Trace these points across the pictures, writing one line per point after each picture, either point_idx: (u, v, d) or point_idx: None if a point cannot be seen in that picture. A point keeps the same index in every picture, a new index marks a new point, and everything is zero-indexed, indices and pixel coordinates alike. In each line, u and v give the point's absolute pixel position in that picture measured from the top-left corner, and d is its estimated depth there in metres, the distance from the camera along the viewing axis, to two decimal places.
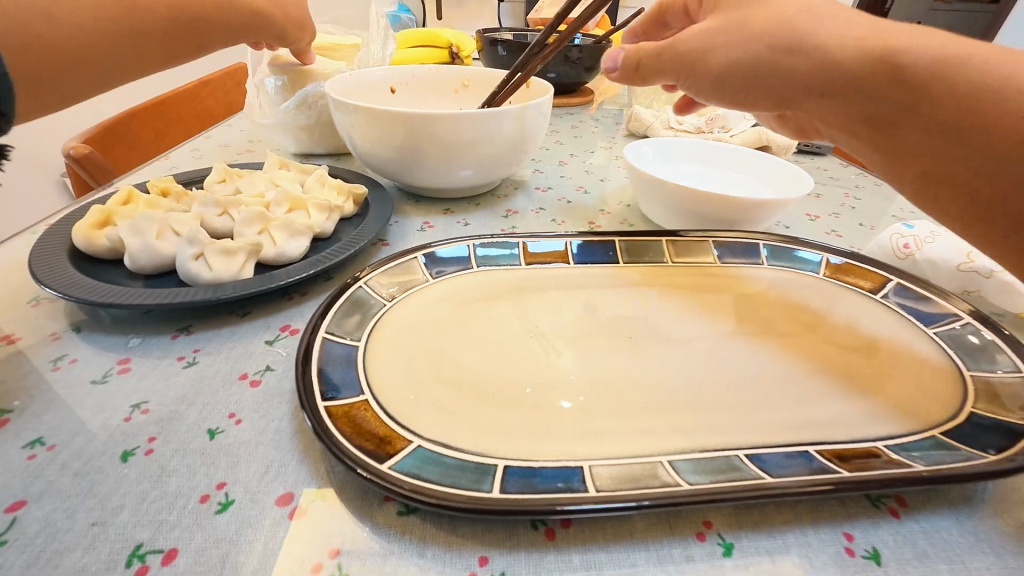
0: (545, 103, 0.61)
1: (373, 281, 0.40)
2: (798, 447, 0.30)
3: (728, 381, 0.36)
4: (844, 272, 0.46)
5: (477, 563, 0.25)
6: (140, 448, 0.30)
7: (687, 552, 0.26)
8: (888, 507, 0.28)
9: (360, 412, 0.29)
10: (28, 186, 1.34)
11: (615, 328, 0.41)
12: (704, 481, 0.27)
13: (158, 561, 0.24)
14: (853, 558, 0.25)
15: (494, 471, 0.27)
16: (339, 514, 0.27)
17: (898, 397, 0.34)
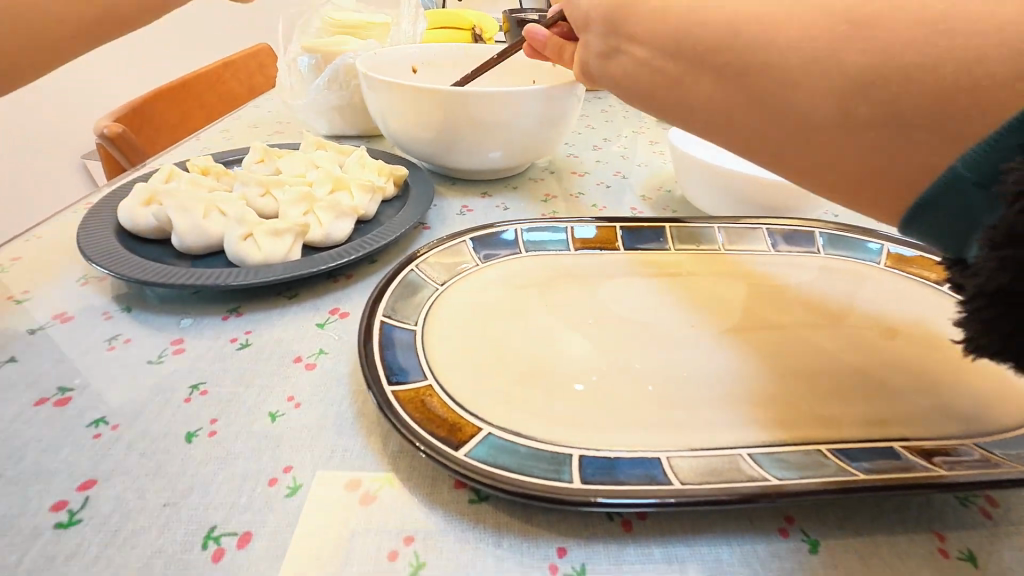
0: (583, 85, 0.60)
1: (424, 265, 0.39)
2: (880, 442, 0.29)
3: (796, 373, 0.34)
4: (908, 262, 0.44)
5: (556, 554, 0.24)
6: (203, 430, 0.29)
7: (772, 549, 0.25)
8: (979, 506, 0.27)
9: (427, 398, 0.28)
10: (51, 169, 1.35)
11: (671, 317, 0.40)
12: (790, 475, 0.26)
13: (234, 544, 0.24)
14: (948, 559, 0.24)
15: (570, 460, 0.26)
16: (409, 500, 0.26)
17: (978, 393, 0.32)
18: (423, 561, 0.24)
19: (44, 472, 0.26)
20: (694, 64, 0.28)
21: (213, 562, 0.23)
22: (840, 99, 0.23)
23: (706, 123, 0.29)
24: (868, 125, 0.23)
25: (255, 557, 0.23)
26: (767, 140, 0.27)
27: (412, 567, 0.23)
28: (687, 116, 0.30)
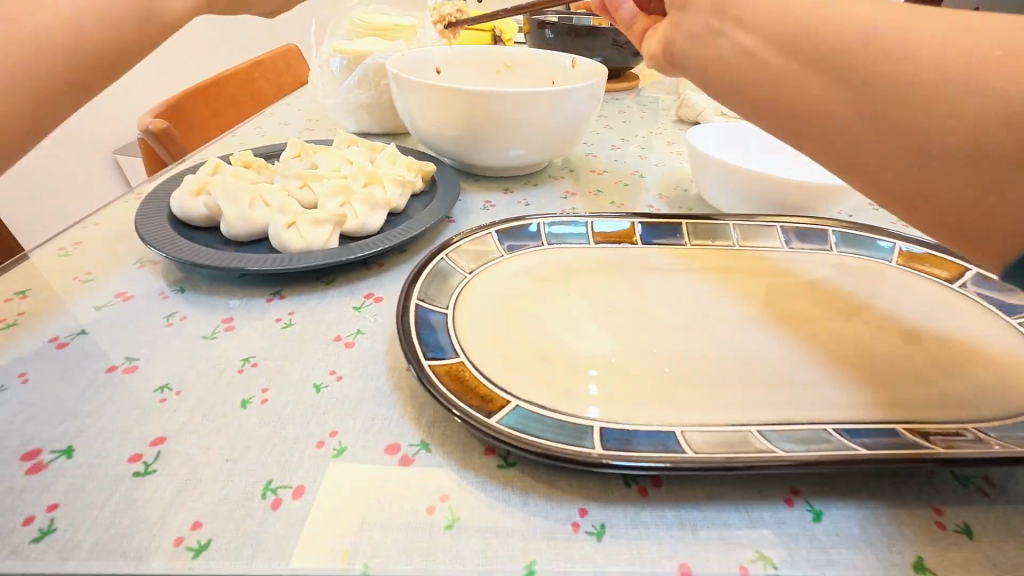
0: (600, 86, 0.62)
1: (453, 254, 0.42)
2: (883, 424, 0.30)
3: (805, 361, 0.36)
4: (919, 260, 0.46)
5: (577, 514, 0.26)
6: (256, 398, 0.32)
7: (778, 516, 0.27)
8: (979, 487, 0.28)
9: (460, 374, 0.31)
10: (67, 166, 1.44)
11: (686, 307, 0.42)
12: (796, 449, 0.28)
13: (289, 495, 0.27)
14: (945, 531, 0.26)
15: (591, 430, 0.28)
16: (444, 463, 0.29)
17: (982, 383, 0.34)
18: (457, 516, 0.26)
19: (120, 429, 0.29)
20: (815, 67, 0.28)
21: (272, 509, 0.26)
22: (971, 133, 0.23)
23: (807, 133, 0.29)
24: (989, 161, 0.23)
25: (309, 507, 0.26)
26: (857, 152, 0.27)
27: (448, 520, 0.26)
28: (781, 119, 0.30)
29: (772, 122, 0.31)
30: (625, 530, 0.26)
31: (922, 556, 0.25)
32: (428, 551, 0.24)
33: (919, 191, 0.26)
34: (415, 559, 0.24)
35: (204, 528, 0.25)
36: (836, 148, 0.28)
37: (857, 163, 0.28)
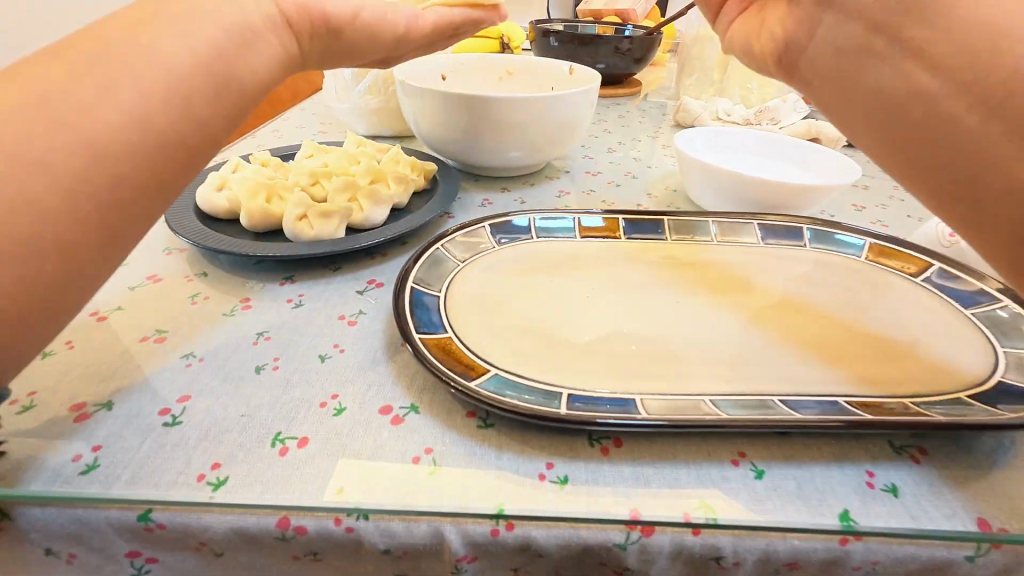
0: (593, 91, 0.66)
1: (448, 244, 0.46)
2: (827, 398, 0.33)
3: (766, 345, 0.39)
4: (886, 255, 0.48)
5: (544, 467, 0.30)
6: (269, 365, 0.36)
7: (723, 473, 0.30)
8: (911, 454, 0.31)
9: (448, 347, 0.35)
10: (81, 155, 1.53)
11: (662, 295, 0.45)
12: (741, 415, 0.31)
13: (295, 444, 0.31)
14: (873, 490, 0.29)
15: (560, 395, 0.32)
16: (430, 423, 0.33)
17: (929, 365, 0.37)
18: (439, 465, 0.30)
19: (152, 387, 0.34)
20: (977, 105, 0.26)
21: (280, 455, 0.30)
22: None
23: (925, 171, 0.29)
24: None
25: (312, 454, 0.30)
26: (966, 192, 0.28)
27: (430, 468, 0.30)
28: (905, 145, 0.29)
29: (891, 150, 0.30)
30: (586, 481, 0.29)
31: (848, 509, 0.28)
32: (412, 492, 0.28)
33: (997, 229, 0.27)
34: (401, 498, 0.28)
35: (222, 468, 0.29)
36: (951, 193, 0.28)
37: (892, 141, 0.30)
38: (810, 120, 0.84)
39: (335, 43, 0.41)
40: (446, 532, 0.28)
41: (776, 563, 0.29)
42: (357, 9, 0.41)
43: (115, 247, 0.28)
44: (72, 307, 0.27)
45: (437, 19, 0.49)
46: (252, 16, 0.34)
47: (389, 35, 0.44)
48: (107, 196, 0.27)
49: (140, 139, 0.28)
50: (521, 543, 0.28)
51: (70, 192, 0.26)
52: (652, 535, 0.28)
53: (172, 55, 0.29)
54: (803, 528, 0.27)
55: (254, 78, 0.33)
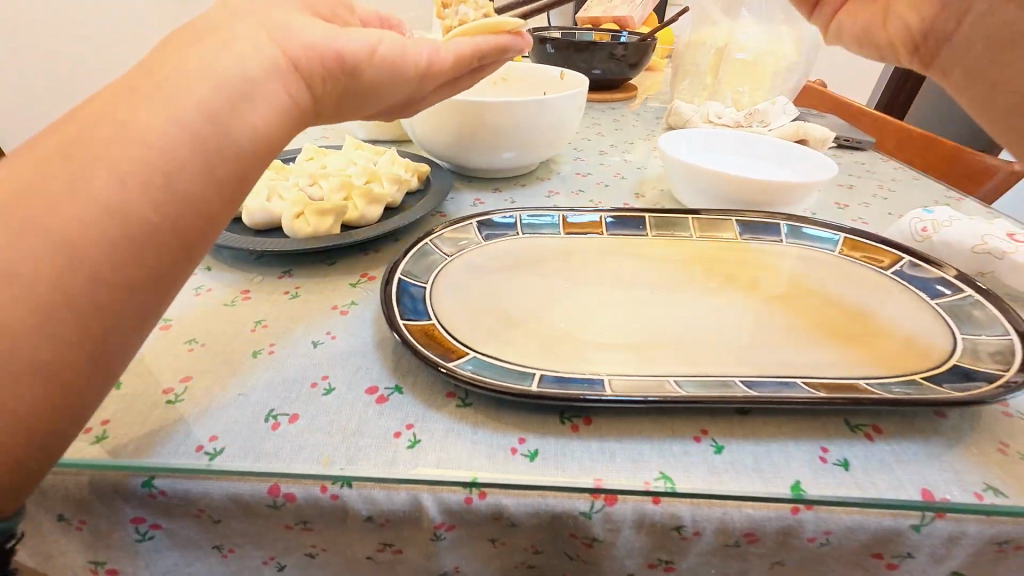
0: (581, 95, 0.68)
1: (436, 239, 0.48)
2: (787, 379, 0.35)
3: (736, 334, 0.41)
4: (859, 249, 0.50)
5: (517, 441, 0.32)
6: (265, 350, 0.39)
7: (685, 448, 0.32)
8: (865, 432, 0.33)
9: (430, 332, 0.37)
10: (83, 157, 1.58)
11: (641, 287, 0.47)
12: (701, 393, 0.33)
13: (286, 420, 0.33)
14: (825, 464, 0.31)
15: (533, 375, 0.35)
16: (412, 401, 0.35)
17: (888, 350, 0.38)
18: (418, 439, 0.32)
19: (156, 369, 0.37)
20: None
21: (272, 429, 0.32)
22: None
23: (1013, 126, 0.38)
24: None
25: (302, 429, 0.32)
26: None
27: (410, 442, 0.32)
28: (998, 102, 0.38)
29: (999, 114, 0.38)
30: (555, 454, 0.31)
31: (800, 480, 0.30)
32: (393, 462, 0.30)
33: None
34: (381, 468, 0.30)
35: (219, 439, 0.31)
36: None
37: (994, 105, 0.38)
38: (798, 122, 0.86)
39: (349, 84, 0.36)
40: (424, 500, 0.30)
41: (734, 534, 0.31)
42: (372, 47, 0.36)
43: (103, 357, 0.26)
44: (69, 421, 0.26)
45: (461, 48, 0.44)
46: (250, 67, 0.29)
47: (410, 71, 0.39)
48: (85, 305, 0.25)
49: (115, 234, 0.25)
50: (493, 511, 0.31)
51: (45, 307, 0.24)
52: (615, 504, 0.30)
53: (153, 132, 0.26)
54: (755, 495, 0.29)
55: (254, 140, 0.29)
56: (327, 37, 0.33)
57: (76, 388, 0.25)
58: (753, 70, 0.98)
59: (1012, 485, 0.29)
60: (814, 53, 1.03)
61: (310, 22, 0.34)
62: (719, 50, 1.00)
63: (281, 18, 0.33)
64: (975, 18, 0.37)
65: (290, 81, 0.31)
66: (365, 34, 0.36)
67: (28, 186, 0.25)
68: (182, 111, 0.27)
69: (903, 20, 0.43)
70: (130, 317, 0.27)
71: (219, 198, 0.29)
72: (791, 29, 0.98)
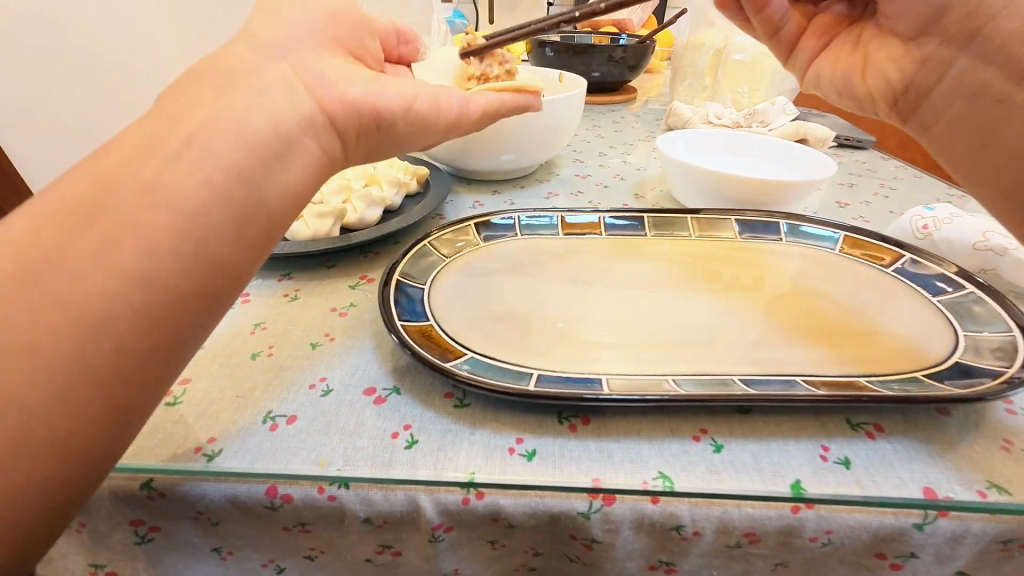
0: (580, 97, 0.68)
1: (435, 241, 0.48)
2: (787, 378, 0.35)
3: (736, 333, 0.41)
4: (859, 247, 0.50)
5: (514, 441, 0.32)
6: (264, 352, 0.39)
7: (684, 448, 0.32)
8: (866, 430, 0.33)
9: (428, 333, 0.37)
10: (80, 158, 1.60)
11: (640, 288, 0.47)
12: (699, 391, 0.33)
13: (284, 421, 0.33)
14: (826, 462, 0.31)
15: (531, 375, 0.35)
16: (410, 402, 0.35)
17: (889, 348, 0.38)
18: (416, 439, 0.32)
19: None
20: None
21: (270, 431, 0.32)
22: None
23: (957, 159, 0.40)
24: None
25: (299, 430, 0.32)
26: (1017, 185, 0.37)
27: (408, 443, 0.32)
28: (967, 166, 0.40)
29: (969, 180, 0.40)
30: (553, 454, 0.31)
31: (800, 479, 0.30)
32: (390, 463, 0.30)
33: None
34: (378, 468, 0.30)
35: (217, 441, 0.32)
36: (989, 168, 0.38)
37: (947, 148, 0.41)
38: (798, 122, 0.86)
39: (379, 140, 0.37)
40: (422, 501, 0.30)
41: (734, 534, 0.30)
42: (409, 102, 0.37)
43: (127, 419, 0.26)
44: (92, 479, 0.26)
45: (488, 101, 0.45)
46: (282, 121, 0.30)
47: (441, 123, 0.40)
48: (111, 370, 0.25)
49: (141, 299, 0.25)
50: (491, 511, 0.30)
51: (73, 373, 0.24)
52: (613, 504, 0.30)
53: (182, 194, 0.26)
54: (755, 494, 0.29)
55: (280, 197, 0.30)
56: (365, 93, 0.34)
57: (100, 452, 0.26)
58: (753, 71, 0.98)
59: (1016, 483, 0.29)
60: None
61: (346, 72, 0.34)
62: (718, 52, 1.01)
63: (313, 64, 0.33)
64: (950, 77, 0.40)
65: (320, 136, 0.32)
66: (403, 88, 0.37)
67: (58, 252, 0.25)
68: (211, 172, 0.27)
69: (881, 72, 0.46)
70: (157, 378, 0.27)
71: (246, 256, 0.29)
72: None
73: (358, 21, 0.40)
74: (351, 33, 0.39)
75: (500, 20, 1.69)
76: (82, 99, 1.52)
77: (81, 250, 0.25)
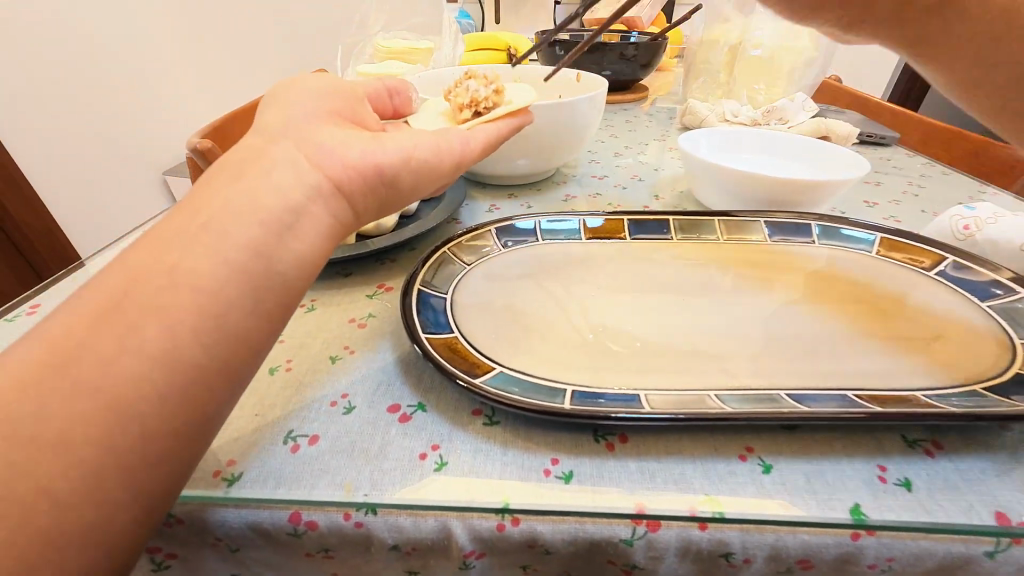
0: (599, 97, 0.66)
1: (455, 248, 0.47)
2: (836, 392, 0.33)
3: (774, 343, 0.39)
4: (898, 249, 0.48)
5: (550, 462, 0.30)
6: (282, 366, 0.38)
7: (730, 468, 0.30)
8: (924, 448, 0.31)
9: (454, 346, 0.36)
10: (81, 160, 1.40)
11: (669, 294, 0.45)
12: (746, 408, 0.31)
13: (306, 441, 0.31)
14: (885, 484, 0.29)
15: (564, 391, 0.33)
16: (437, 420, 0.33)
17: (940, 357, 0.36)
18: (446, 461, 0.30)
19: None
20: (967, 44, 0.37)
21: (292, 452, 0.31)
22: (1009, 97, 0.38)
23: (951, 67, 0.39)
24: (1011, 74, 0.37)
25: (322, 451, 0.31)
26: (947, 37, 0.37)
27: (437, 464, 0.30)
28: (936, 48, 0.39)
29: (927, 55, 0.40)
30: (591, 476, 0.29)
31: (860, 503, 0.28)
32: (419, 487, 0.29)
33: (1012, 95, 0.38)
34: (408, 493, 0.28)
35: (237, 463, 0.30)
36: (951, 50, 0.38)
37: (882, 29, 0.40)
38: (819, 118, 0.83)
39: (390, 191, 0.35)
40: (453, 527, 0.29)
41: (787, 561, 0.28)
42: (409, 154, 0.36)
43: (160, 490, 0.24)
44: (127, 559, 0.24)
45: (487, 135, 0.46)
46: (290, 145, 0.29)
47: (442, 165, 0.40)
48: (142, 452, 0.23)
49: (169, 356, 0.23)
50: (527, 538, 0.29)
51: (95, 460, 0.22)
52: (658, 531, 0.28)
53: (209, 264, 0.25)
54: (811, 520, 0.27)
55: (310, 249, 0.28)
56: (365, 152, 0.33)
57: (132, 535, 0.23)
58: (770, 68, 0.95)
59: None
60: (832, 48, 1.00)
61: (350, 136, 0.34)
62: (733, 47, 0.99)
63: (319, 135, 0.32)
64: None
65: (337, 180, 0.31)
66: (401, 140, 0.36)
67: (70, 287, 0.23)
68: (237, 244, 0.26)
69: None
70: (189, 454, 0.25)
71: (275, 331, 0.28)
72: None
73: (350, 91, 0.40)
74: (347, 103, 0.39)
75: (506, 20, 1.67)
76: (82, 97, 1.36)
77: (106, 329, 0.23)
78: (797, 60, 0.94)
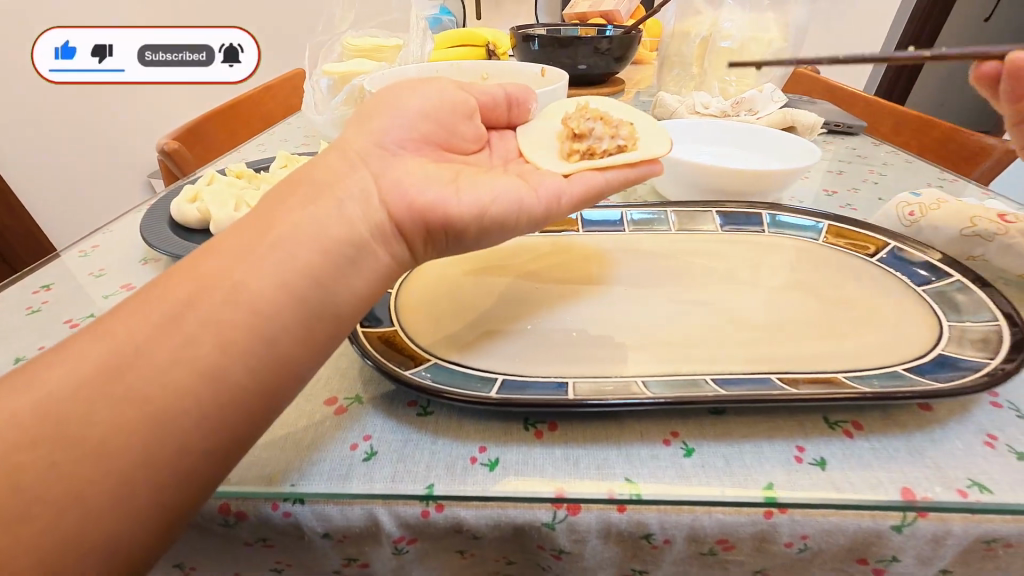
0: (560, 92, 0.66)
1: None
2: (761, 375, 0.34)
3: (714, 329, 0.40)
4: (843, 236, 0.48)
5: (477, 450, 0.31)
6: None
7: (653, 452, 0.30)
8: (844, 429, 0.31)
9: (392, 341, 0.36)
10: None
11: (617, 284, 0.46)
12: (668, 393, 0.32)
13: None
14: (800, 464, 0.29)
15: (493, 381, 0.34)
16: (372, 412, 0.34)
17: (870, 343, 0.37)
18: (375, 451, 0.31)
19: None
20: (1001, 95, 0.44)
21: None
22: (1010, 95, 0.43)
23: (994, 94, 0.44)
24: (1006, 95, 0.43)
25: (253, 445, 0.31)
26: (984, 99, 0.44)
27: (367, 454, 0.31)
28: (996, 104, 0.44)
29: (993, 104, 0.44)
30: (516, 463, 0.30)
31: (773, 482, 0.28)
32: (346, 478, 0.29)
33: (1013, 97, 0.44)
34: (334, 483, 0.29)
35: None
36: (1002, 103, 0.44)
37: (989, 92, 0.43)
38: (785, 108, 0.84)
39: (452, 242, 0.35)
40: (379, 515, 0.29)
41: (707, 541, 0.29)
42: (485, 208, 0.34)
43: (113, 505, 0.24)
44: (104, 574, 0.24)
45: (588, 186, 0.40)
46: None
47: (525, 220, 0.36)
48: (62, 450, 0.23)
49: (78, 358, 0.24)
50: (452, 524, 0.29)
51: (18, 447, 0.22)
52: (579, 514, 0.29)
53: None
54: (725, 501, 0.28)
55: (241, 242, 0.28)
56: (437, 199, 0.33)
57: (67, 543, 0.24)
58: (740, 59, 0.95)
59: (998, 480, 0.28)
60: (803, 37, 1.00)
61: (433, 176, 0.35)
62: (705, 40, 0.98)
63: (397, 169, 0.33)
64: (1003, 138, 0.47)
65: (291, 178, 0.32)
66: (482, 190, 0.35)
67: None
68: None
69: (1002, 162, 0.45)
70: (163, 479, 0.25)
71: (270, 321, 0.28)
72: (776, 14, 0.94)
73: (452, 108, 0.41)
74: (444, 120, 0.40)
75: (488, 17, 1.68)
76: (27, 96, 1.50)
77: None
78: (766, 50, 0.94)
